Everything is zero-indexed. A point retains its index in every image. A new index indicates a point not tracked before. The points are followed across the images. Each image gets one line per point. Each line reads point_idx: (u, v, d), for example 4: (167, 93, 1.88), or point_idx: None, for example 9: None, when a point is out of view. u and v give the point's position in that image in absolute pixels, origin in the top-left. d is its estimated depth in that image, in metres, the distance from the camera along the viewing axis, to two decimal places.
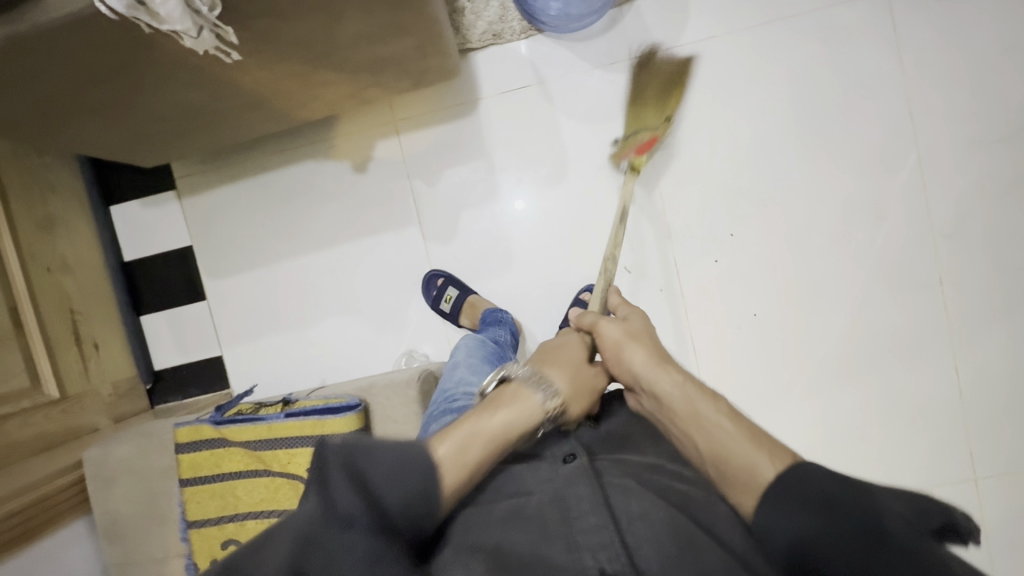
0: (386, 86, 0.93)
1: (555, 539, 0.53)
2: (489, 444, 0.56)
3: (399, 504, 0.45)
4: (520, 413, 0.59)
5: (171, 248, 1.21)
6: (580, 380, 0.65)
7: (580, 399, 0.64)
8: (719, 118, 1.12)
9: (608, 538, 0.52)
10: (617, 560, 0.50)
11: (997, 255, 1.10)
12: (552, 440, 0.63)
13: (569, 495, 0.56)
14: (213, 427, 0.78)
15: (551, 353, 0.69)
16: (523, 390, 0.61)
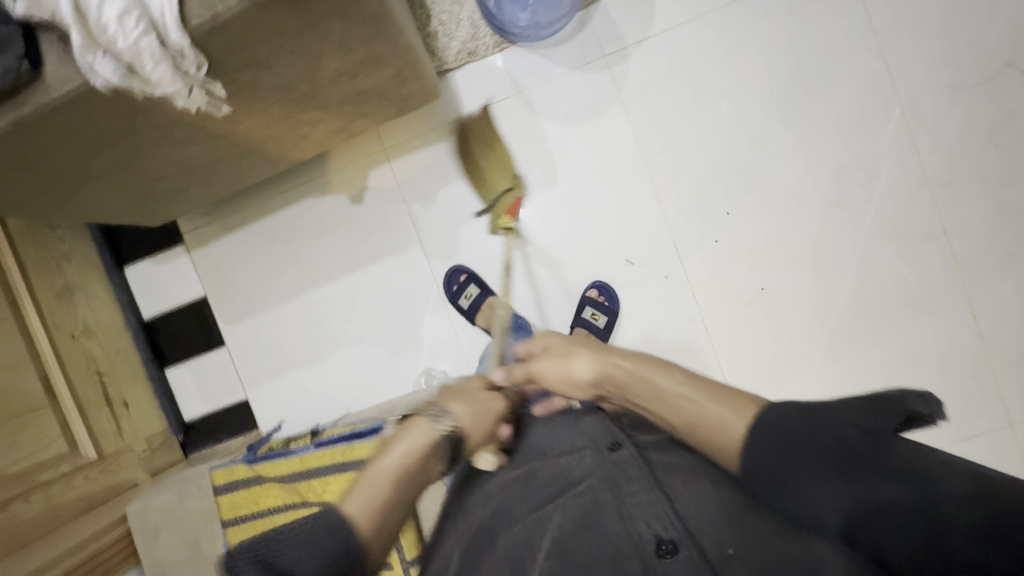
0: (371, 116, 0.97)
1: (611, 514, 0.61)
2: (390, 487, 0.59)
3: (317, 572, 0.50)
4: (409, 448, 0.63)
5: (186, 300, 1.24)
6: (483, 411, 0.68)
7: (482, 427, 0.67)
8: (700, 100, 1.13)
9: (660, 508, 0.59)
10: (672, 528, 0.58)
11: (998, 196, 1.10)
12: (597, 433, 0.71)
13: (620, 476, 0.63)
14: (248, 466, 0.81)
15: (455, 393, 0.73)
16: (409, 424, 0.65)
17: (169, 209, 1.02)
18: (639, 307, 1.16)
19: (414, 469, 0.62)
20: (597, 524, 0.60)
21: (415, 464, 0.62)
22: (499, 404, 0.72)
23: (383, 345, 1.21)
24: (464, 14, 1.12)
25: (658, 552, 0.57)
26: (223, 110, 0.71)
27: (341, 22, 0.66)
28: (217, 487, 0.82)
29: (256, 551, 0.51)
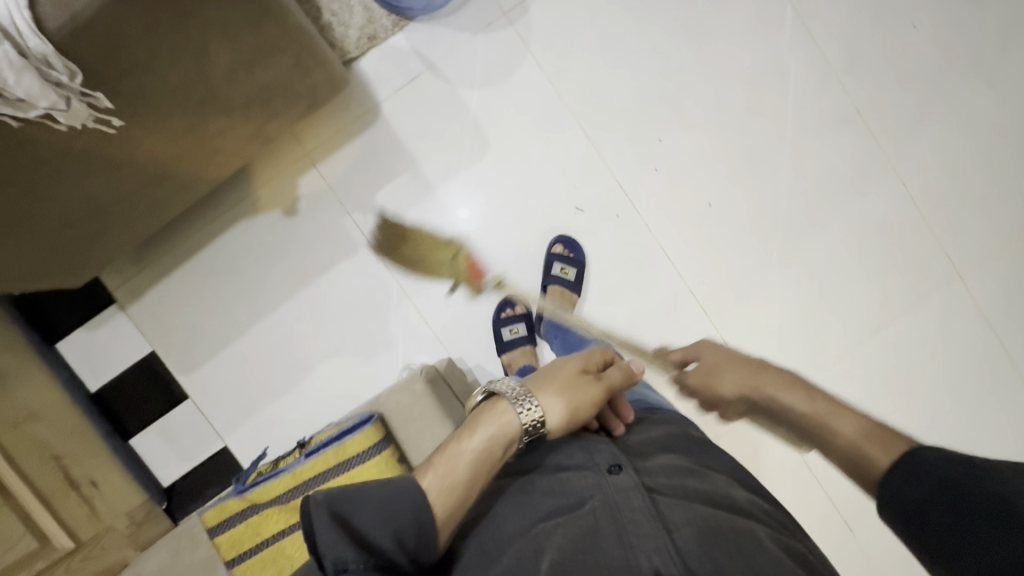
0: (283, 117, 0.92)
1: (610, 544, 0.58)
2: (474, 471, 0.59)
3: (393, 542, 0.51)
4: (497, 432, 0.63)
5: (134, 359, 1.16)
6: (574, 408, 0.65)
7: (568, 424, 0.64)
8: (607, 37, 1.15)
9: (661, 542, 0.57)
10: (672, 565, 0.55)
11: (897, 68, 1.16)
12: (598, 449, 0.69)
13: (622, 501, 0.61)
14: (240, 497, 0.73)
15: (552, 368, 0.69)
16: (501, 407, 0.64)
17: (86, 260, 0.93)
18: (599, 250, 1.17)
19: (493, 452, 0.62)
20: (596, 550, 0.57)
21: (494, 444, 0.62)
22: (596, 397, 0.66)
23: (356, 353, 1.17)
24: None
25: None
26: (116, 124, 0.67)
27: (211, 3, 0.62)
28: (208, 531, 0.73)
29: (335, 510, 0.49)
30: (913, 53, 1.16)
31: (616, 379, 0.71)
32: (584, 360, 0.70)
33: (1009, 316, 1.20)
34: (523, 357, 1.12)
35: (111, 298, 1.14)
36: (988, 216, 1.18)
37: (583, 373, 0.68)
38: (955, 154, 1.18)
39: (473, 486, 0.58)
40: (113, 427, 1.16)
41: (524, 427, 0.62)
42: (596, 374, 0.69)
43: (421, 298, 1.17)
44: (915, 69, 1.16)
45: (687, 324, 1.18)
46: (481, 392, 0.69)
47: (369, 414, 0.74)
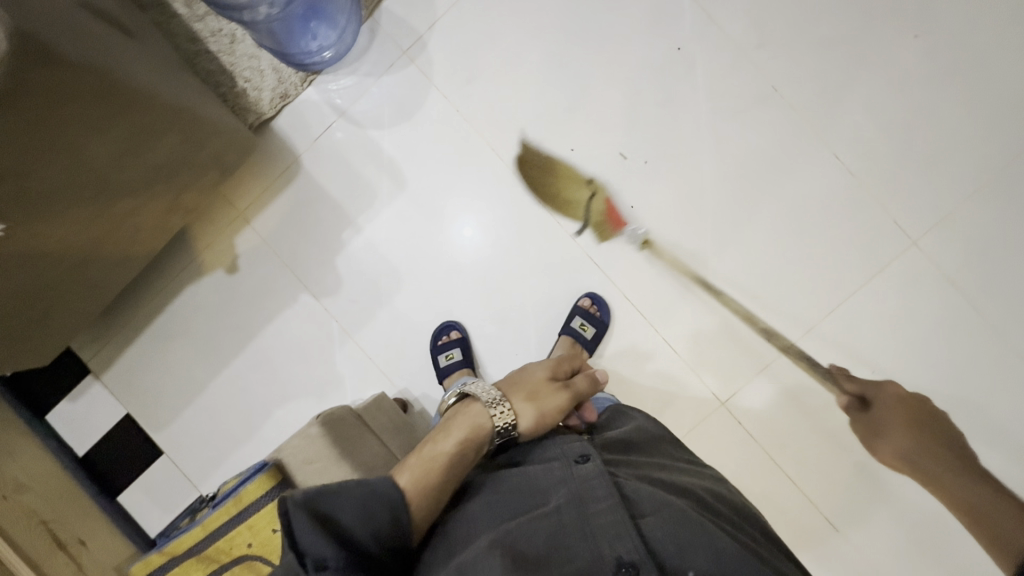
0: (195, 185, 1.00)
1: (574, 535, 0.58)
2: (450, 469, 0.64)
3: (372, 540, 0.52)
4: (471, 433, 0.69)
5: (113, 422, 1.25)
6: (544, 413, 0.75)
7: (537, 427, 0.74)
8: (506, 57, 1.16)
9: (625, 530, 0.58)
10: (634, 550, 0.56)
11: (812, 37, 1.11)
12: (569, 446, 0.71)
13: (588, 493, 0.62)
14: (160, 552, 0.78)
15: (524, 378, 0.79)
16: (476, 410, 0.72)
17: (51, 337, 1.03)
18: (528, 265, 1.18)
19: (467, 455, 0.67)
20: (560, 545, 0.57)
21: (469, 448, 0.68)
22: (562, 402, 0.77)
23: (309, 395, 1.22)
24: (264, 64, 1.16)
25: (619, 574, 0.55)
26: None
27: (69, 106, 0.70)
28: None
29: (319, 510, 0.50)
30: (824, 19, 1.11)
31: (582, 386, 0.82)
32: (551, 370, 0.81)
33: (981, 277, 1.10)
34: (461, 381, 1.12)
35: (85, 368, 1.24)
36: (935, 174, 1.10)
37: (550, 381, 0.79)
38: (888, 116, 1.11)
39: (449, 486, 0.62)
40: (101, 486, 1.26)
41: (497, 428, 0.71)
42: (562, 382, 0.80)
43: (362, 336, 1.21)
44: (830, 34, 1.11)
45: (627, 329, 1.16)
46: (456, 396, 0.77)
47: (262, 462, 0.79)
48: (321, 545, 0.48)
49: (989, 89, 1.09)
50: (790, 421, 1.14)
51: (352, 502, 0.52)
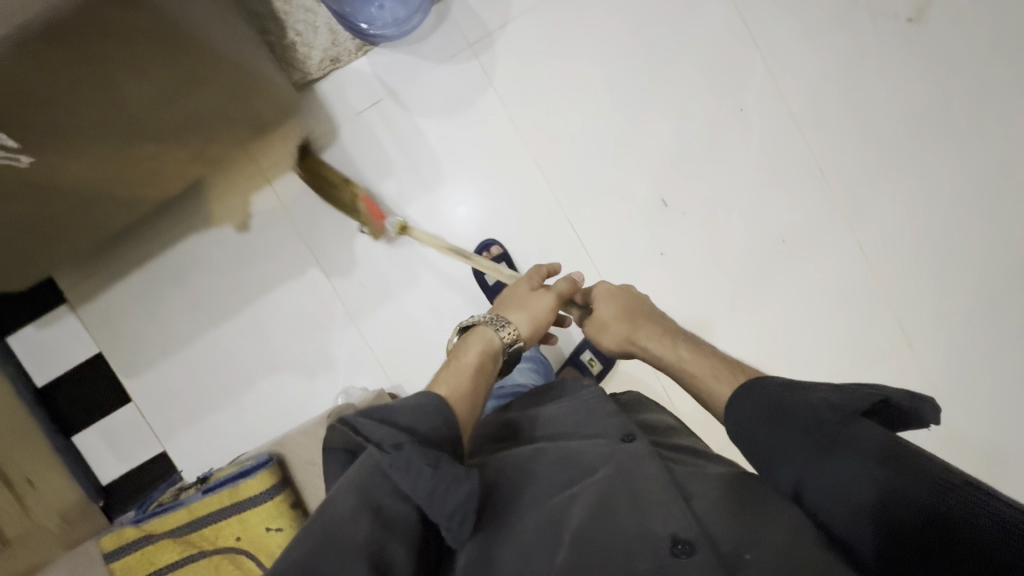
0: (228, 140, 0.93)
1: (627, 510, 0.61)
2: (473, 374, 0.72)
3: (435, 432, 0.59)
4: (483, 349, 0.77)
5: (82, 359, 1.18)
6: (535, 316, 0.84)
7: (535, 329, 0.83)
8: (570, 75, 1.14)
9: (675, 507, 0.60)
10: (690, 528, 0.58)
11: (864, 129, 1.14)
12: (613, 424, 0.75)
13: (638, 469, 0.66)
14: (135, 526, 0.74)
15: (509, 297, 0.88)
16: (480, 330, 0.79)
17: (36, 264, 0.95)
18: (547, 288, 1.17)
19: (487, 365, 0.75)
20: (612, 517, 0.60)
21: (487, 358, 0.76)
22: (550, 305, 0.85)
23: (297, 371, 1.18)
24: (320, 21, 1.09)
25: (673, 549, 0.56)
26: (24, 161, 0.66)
27: (127, 47, 0.63)
28: (101, 558, 0.74)
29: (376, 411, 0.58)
30: (878, 115, 1.14)
31: (564, 288, 0.89)
32: (529, 284, 0.90)
33: (957, 386, 1.18)
34: None
35: (61, 297, 1.16)
36: (940, 283, 1.16)
37: (532, 290, 0.88)
38: (916, 222, 1.16)
39: (478, 390, 0.71)
40: (57, 423, 1.18)
41: (504, 342, 0.79)
42: (543, 288, 0.89)
43: (365, 323, 1.17)
44: (881, 130, 1.14)
45: (630, 370, 1.18)
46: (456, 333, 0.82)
47: (266, 458, 0.76)
48: (392, 435, 0.56)
49: (1005, 217, 1.15)
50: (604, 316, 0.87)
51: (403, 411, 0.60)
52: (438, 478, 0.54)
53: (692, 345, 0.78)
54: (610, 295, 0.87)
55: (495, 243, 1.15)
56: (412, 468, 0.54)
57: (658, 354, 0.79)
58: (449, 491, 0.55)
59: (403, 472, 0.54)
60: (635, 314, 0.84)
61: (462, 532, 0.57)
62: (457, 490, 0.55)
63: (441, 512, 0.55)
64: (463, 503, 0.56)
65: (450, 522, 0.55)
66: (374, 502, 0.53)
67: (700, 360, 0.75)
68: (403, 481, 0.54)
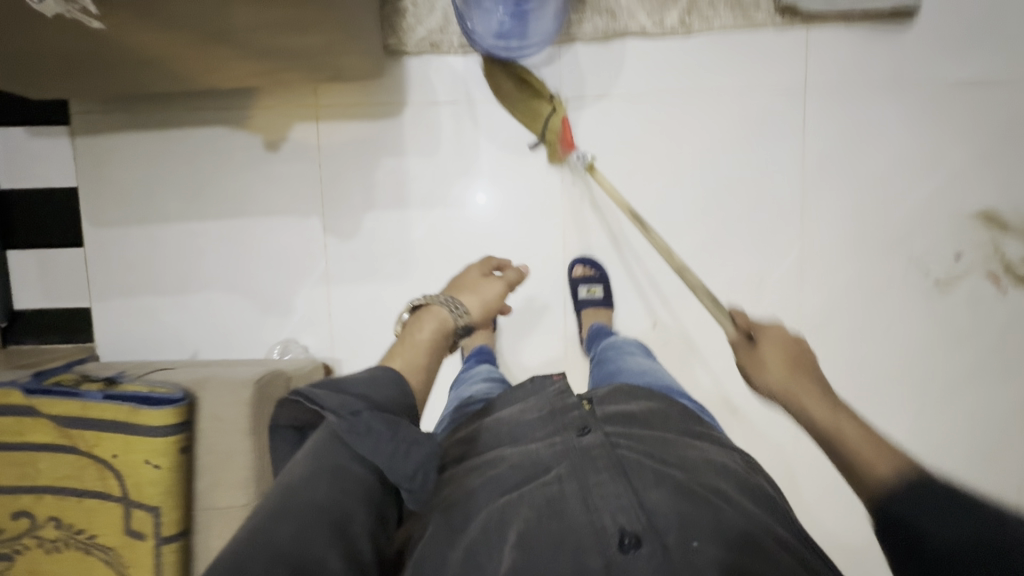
0: (298, 73, 0.92)
1: (576, 505, 0.58)
2: (429, 355, 0.72)
3: (394, 402, 0.58)
4: (439, 328, 0.76)
5: (56, 186, 1.13)
6: (485, 301, 0.85)
7: (486, 314, 0.84)
8: (633, 172, 1.15)
9: (625, 500, 0.58)
10: (636, 521, 0.56)
11: (853, 353, 1.19)
12: (568, 420, 0.71)
13: (590, 465, 0.62)
14: (23, 394, 0.77)
15: (458, 284, 0.88)
16: (434, 309, 0.78)
17: (58, 85, 0.92)
18: (514, 346, 1.18)
19: (442, 344, 0.75)
20: (562, 515, 0.57)
21: (444, 339, 0.75)
22: (500, 293, 0.87)
23: (253, 301, 1.16)
24: (440, 4, 1.08)
25: (622, 545, 0.54)
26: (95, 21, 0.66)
27: None
28: None
29: (332, 386, 0.57)
30: (871, 348, 1.19)
31: (513, 277, 0.92)
32: (481, 270, 0.92)
33: None
34: (479, 337, 1.13)
35: (66, 117, 1.12)
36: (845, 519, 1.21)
37: (484, 277, 0.90)
38: None
39: (432, 366, 0.71)
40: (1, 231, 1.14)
41: (459, 325, 0.79)
42: (492, 276, 0.90)
43: (337, 291, 1.16)
44: (865, 362, 1.19)
45: None
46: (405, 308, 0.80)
47: (180, 396, 0.77)
48: (345, 401, 0.55)
49: None
50: (767, 363, 0.84)
51: (356, 380, 0.59)
52: (398, 440, 0.54)
53: (864, 425, 0.67)
54: (779, 339, 0.88)
55: None
56: (372, 433, 0.54)
57: (813, 413, 0.72)
58: (409, 449, 0.54)
59: (360, 438, 0.53)
60: (801, 369, 0.82)
61: (422, 489, 0.55)
62: (417, 448, 0.55)
63: (399, 472, 0.53)
64: (424, 461, 0.55)
65: (410, 481, 0.54)
66: (333, 466, 0.52)
67: (863, 436, 0.64)
68: (361, 447, 0.53)
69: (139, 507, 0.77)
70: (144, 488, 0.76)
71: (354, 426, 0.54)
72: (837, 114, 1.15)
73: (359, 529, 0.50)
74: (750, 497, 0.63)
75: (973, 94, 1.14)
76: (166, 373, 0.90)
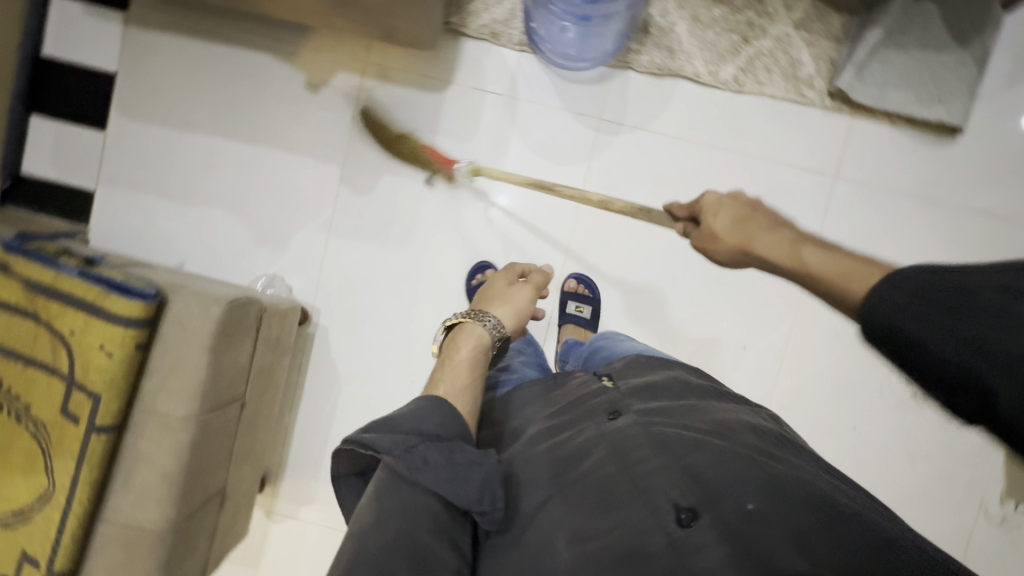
0: (354, 21, 0.94)
1: (624, 486, 0.56)
2: (470, 373, 0.67)
3: (446, 428, 0.55)
4: (477, 346, 0.71)
5: (95, 68, 1.15)
6: (518, 309, 0.78)
7: (520, 322, 0.77)
8: (651, 208, 1.16)
9: (673, 474, 0.55)
10: (689, 493, 0.53)
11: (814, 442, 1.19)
12: (593, 405, 0.70)
13: (629, 446, 0.60)
14: (4, 250, 0.78)
15: (485, 293, 0.81)
16: (468, 328, 0.72)
17: None
18: None
19: (483, 364, 0.70)
20: (614, 499, 0.55)
21: (483, 358, 0.71)
22: (530, 296, 0.81)
23: (251, 229, 1.17)
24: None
25: (679, 520, 0.52)
26: None
27: None
28: None
29: (383, 426, 0.54)
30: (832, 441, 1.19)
31: (540, 279, 0.85)
32: (506, 278, 0.84)
33: None
34: None
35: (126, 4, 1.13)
36: None
37: (511, 283, 0.83)
38: None
39: (476, 386, 0.67)
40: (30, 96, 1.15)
41: (496, 339, 0.73)
42: (519, 281, 0.83)
43: (335, 242, 1.17)
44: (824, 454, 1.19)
45: None
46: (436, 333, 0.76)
47: (152, 292, 0.77)
48: (396, 438, 0.53)
49: None
50: (712, 224, 0.72)
51: (400, 415, 0.56)
52: (455, 466, 0.52)
53: (808, 243, 0.61)
54: (715, 206, 0.72)
55: (487, 268, 1.14)
56: (431, 465, 0.52)
57: (724, 255, 0.70)
58: (468, 473, 0.53)
59: (420, 472, 0.52)
60: (745, 218, 0.69)
61: (495, 507, 0.54)
62: (477, 470, 0.53)
63: (466, 496, 0.52)
64: (485, 481, 0.53)
65: (479, 505, 0.52)
66: (396, 502, 0.52)
67: (829, 256, 0.57)
68: (422, 479, 0.52)
69: (80, 389, 0.76)
70: (91, 373, 0.76)
71: (412, 462, 0.52)
72: (860, 208, 1.16)
73: (437, 554, 0.50)
74: (794, 454, 0.62)
75: (993, 225, 1.15)
76: (147, 271, 0.90)
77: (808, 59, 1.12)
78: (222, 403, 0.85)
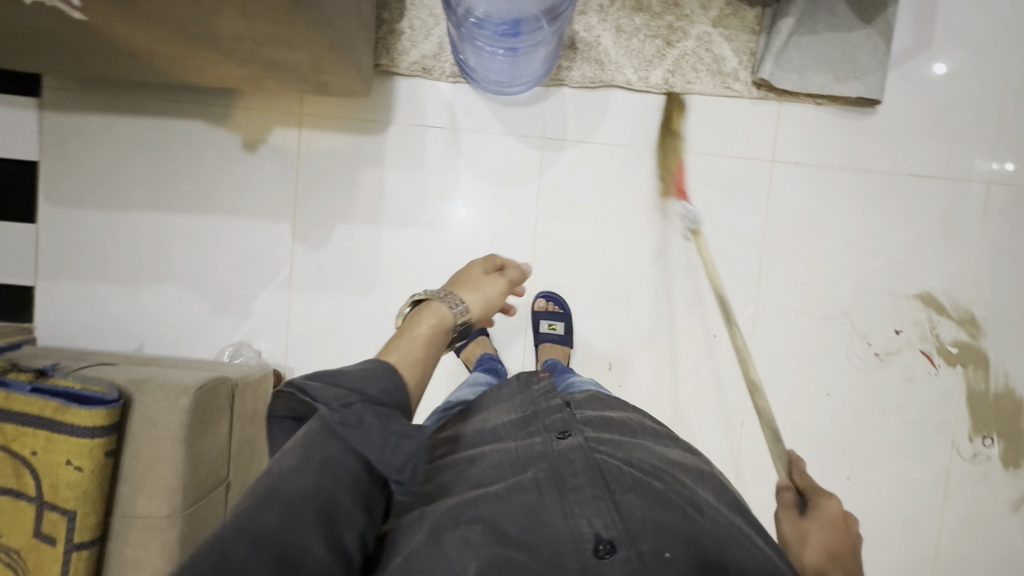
0: (284, 82, 0.93)
1: (553, 511, 0.56)
2: (424, 350, 0.65)
3: (386, 395, 0.54)
4: (437, 326, 0.69)
5: (14, 158, 1.09)
6: (488, 299, 0.76)
7: (487, 312, 0.76)
8: (604, 216, 1.19)
9: (604, 508, 0.56)
10: (613, 528, 0.54)
11: (792, 414, 1.24)
12: (550, 421, 0.70)
13: (568, 471, 0.60)
14: None
15: (459, 279, 0.79)
16: (435, 305, 0.71)
17: (31, 61, 0.90)
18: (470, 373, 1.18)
19: (440, 343, 0.68)
20: (541, 523, 0.55)
21: (442, 337, 0.69)
22: (502, 289, 0.79)
23: (208, 299, 1.14)
24: (437, 31, 1.11)
25: (597, 552, 0.52)
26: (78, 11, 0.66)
27: None
28: None
29: (327, 379, 0.53)
30: (809, 411, 1.24)
31: (516, 275, 0.83)
32: (483, 265, 0.82)
33: None
34: (477, 349, 1.14)
35: (37, 90, 1.09)
36: None
37: (486, 272, 0.80)
38: None
39: (430, 363, 0.65)
40: None
41: (458, 324, 0.71)
42: (496, 272, 0.81)
43: (298, 298, 1.15)
44: (803, 424, 1.24)
45: None
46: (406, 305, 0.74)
47: (114, 395, 0.76)
48: (337, 393, 0.52)
49: None
50: None
51: (348, 372, 0.55)
52: (388, 431, 0.50)
53: None
54: None
55: None
56: (364, 426, 0.50)
57: None
58: (398, 443, 0.50)
59: (354, 430, 0.50)
60: None
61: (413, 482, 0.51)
62: (408, 440, 0.51)
63: (387, 467, 0.50)
64: (416, 455, 0.51)
65: (400, 474, 0.50)
66: (322, 455, 0.49)
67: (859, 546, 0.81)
68: (353, 439, 0.50)
69: (53, 507, 0.73)
70: (60, 490, 0.73)
71: (346, 421, 0.50)
72: (799, 186, 1.21)
73: (347, 519, 0.47)
74: (725, 500, 0.63)
75: (922, 184, 1.22)
76: (104, 367, 0.87)
77: (730, 52, 1.16)
78: (206, 492, 0.83)
